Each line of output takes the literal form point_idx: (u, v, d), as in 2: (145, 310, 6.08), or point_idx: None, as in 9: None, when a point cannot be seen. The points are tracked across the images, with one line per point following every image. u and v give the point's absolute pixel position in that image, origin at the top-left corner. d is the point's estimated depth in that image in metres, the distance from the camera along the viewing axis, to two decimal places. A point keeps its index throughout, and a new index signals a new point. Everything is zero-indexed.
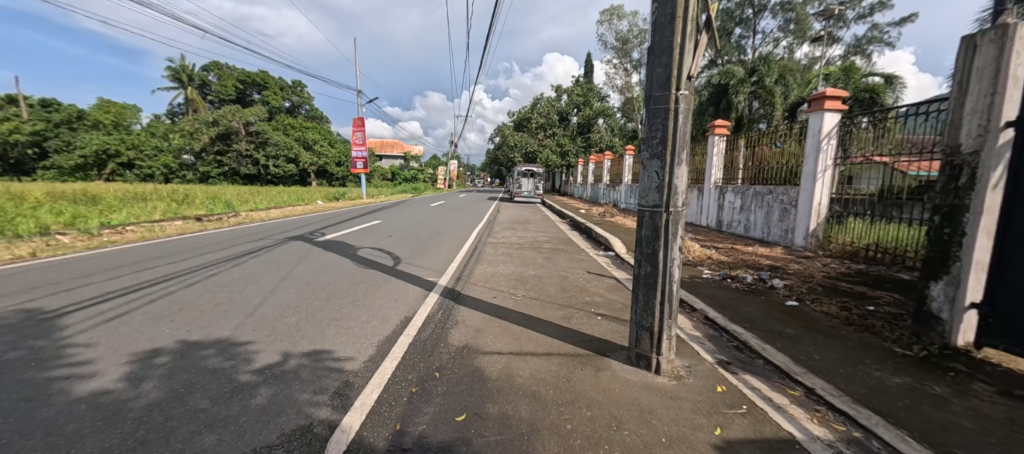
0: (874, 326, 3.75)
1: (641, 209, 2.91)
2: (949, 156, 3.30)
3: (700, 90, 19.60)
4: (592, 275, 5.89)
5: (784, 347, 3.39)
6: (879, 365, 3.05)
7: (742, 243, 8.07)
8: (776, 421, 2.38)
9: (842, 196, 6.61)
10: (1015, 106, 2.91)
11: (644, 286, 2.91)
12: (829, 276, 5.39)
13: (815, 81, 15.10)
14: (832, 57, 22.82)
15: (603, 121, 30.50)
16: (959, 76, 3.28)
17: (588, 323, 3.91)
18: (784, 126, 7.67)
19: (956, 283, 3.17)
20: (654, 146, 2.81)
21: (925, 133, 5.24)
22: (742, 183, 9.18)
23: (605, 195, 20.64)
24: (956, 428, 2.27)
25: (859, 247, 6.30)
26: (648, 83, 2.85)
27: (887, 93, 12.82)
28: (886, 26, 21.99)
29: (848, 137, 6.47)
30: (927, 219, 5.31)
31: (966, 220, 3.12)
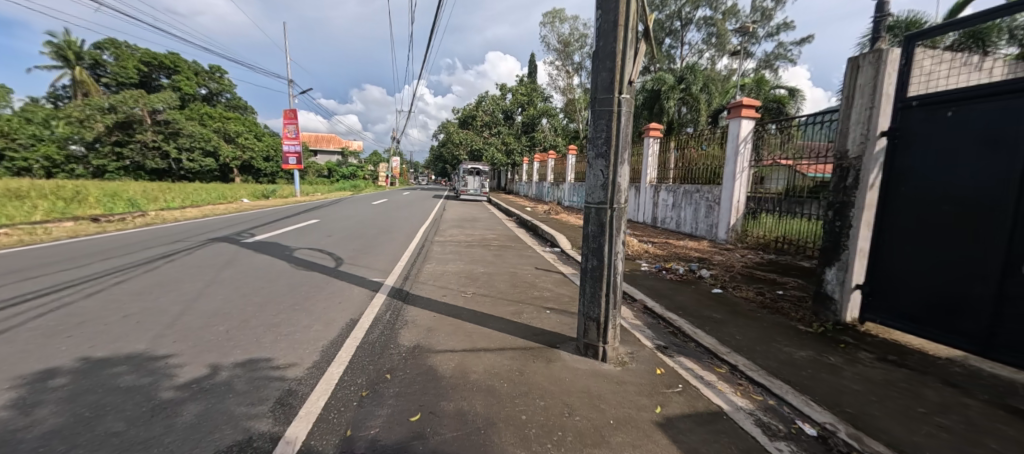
0: (783, 307, 4.30)
1: (587, 206, 3.06)
2: (839, 161, 3.87)
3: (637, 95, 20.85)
4: (540, 270, 6.05)
5: (712, 330, 3.75)
6: (788, 341, 3.51)
7: (673, 238, 8.77)
8: (707, 396, 2.65)
9: (755, 194, 7.46)
10: (887, 119, 3.49)
11: (591, 279, 3.07)
12: (746, 265, 6.08)
13: (733, 90, 16.81)
14: (747, 70, 25.44)
15: (547, 120, 31.24)
16: (845, 92, 3.83)
17: (537, 317, 4.03)
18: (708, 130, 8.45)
19: (845, 268, 3.73)
20: (599, 146, 2.95)
21: (821, 140, 6.10)
22: (673, 182, 9.97)
23: (549, 193, 21.19)
24: (846, 390, 2.70)
25: (769, 240, 7.14)
26: (592, 86, 2.99)
27: (790, 103, 14.64)
28: (789, 45, 24.98)
29: (760, 142, 7.29)
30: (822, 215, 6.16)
31: (852, 215, 3.68)
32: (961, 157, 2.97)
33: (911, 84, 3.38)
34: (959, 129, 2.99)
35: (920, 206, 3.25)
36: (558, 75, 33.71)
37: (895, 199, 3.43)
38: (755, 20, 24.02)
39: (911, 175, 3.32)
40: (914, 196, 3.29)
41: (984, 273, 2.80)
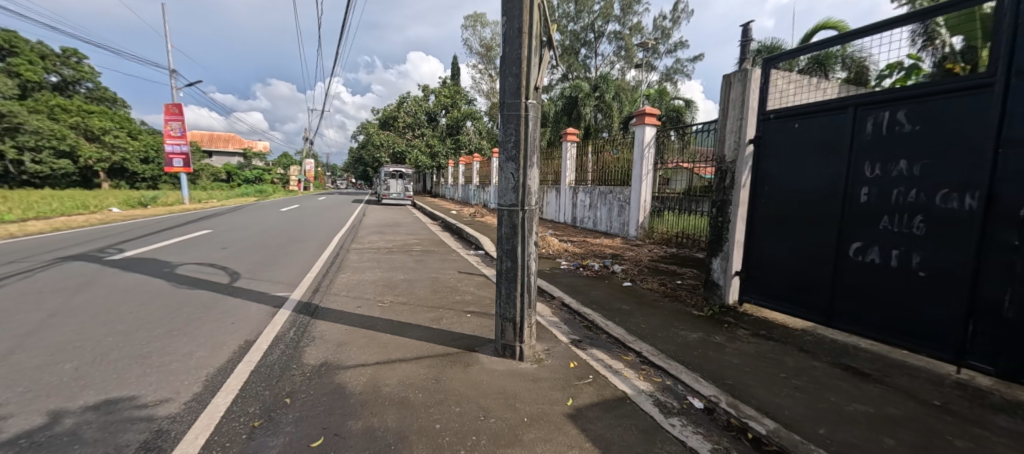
0: (680, 295, 4.80)
1: (500, 208, 3.10)
2: (719, 164, 4.41)
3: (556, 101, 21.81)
4: (462, 274, 6.01)
5: (621, 321, 4.04)
6: (684, 326, 3.91)
7: (591, 236, 9.33)
8: (614, 383, 2.83)
9: (660, 194, 8.23)
10: (753, 128, 4.07)
11: (506, 280, 3.11)
12: (652, 259, 6.68)
13: (638, 100, 18.44)
14: (651, 82, 28.10)
15: (472, 123, 31.22)
16: (722, 104, 4.38)
17: (458, 322, 3.98)
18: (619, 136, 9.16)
19: (726, 258, 4.26)
20: (509, 149, 3.01)
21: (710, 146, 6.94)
22: (590, 184, 10.59)
23: (475, 196, 21.21)
24: (727, 364, 3.09)
25: (671, 235, 7.94)
26: (500, 90, 3.05)
27: (686, 112, 16.49)
28: (686, 61, 28.13)
29: (662, 147, 8.07)
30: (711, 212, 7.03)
31: (730, 211, 4.22)
32: (806, 161, 3.58)
33: (770, 99, 3.97)
34: (803, 138, 3.61)
35: (779, 203, 3.83)
36: (482, 78, 33.94)
37: (761, 197, 4.02)
38: (656, 37, 26.65)
39: (772, 177, 3.91)
40: (775, 194, 3.87)
41: (825, 256, 3.41)
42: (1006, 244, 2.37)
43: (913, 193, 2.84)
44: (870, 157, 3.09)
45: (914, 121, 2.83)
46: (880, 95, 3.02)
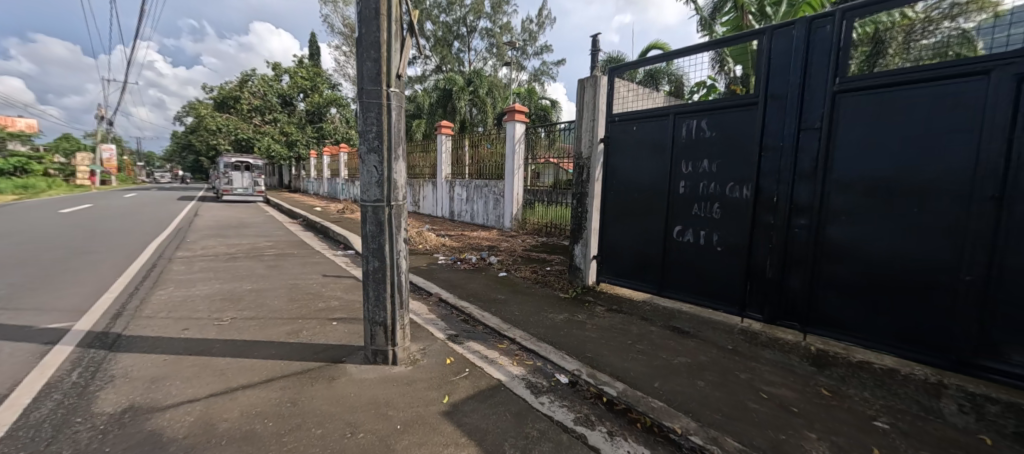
0: (550, 281, 5.23)
1: (363, 205, 2.85)
2: (577, 160, 4.87)
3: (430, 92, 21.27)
4: (328, 277, 5.41)
5: (496, 310, 4.19)
6: (552, 309, 4.27)
7: (468, 229, 9.46)
8: (489, 373, 2.91)
9: (532, 188, 8.77)
10: (603, 129, 4.61)
11: (374, 282, 2.89)
12: (525, 249, 7.13)
13: (509, 97, 19.29)
14: (521, 81, 29.75)
15: (337, 110, 28.11)
16: (578, 105, 4.82)
17: (321, 332, 3.56)
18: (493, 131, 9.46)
19: (586, 244, 4.78)
20: (370, 141, 2.77)
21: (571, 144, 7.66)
22: (467, 177, 10.68)
23: (345, 191, 19.37)
24: (587, 339, 3.49)
25: (541, 225, 8.60)
26: (357, 74, 2.77)
27: (552, 112, 17.96)
28: (550, 65, 30.61)
29: (531, 143, 8.61)
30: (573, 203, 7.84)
31: (587, 203, 4.74)
32: (641, 159, 4.23)
33: (616, 104, 4.55)
34: (639, 140, 4.25)
35: (624, 194, 4.44)
36: (347, 61, 30.88)
37: (609, 190, 4.61)
38: (524, 39, 28.29)
39: (617, 172, 4.51)
40: (620, 187, 4.47)
41: (657, 239, 4.10)
42: (767, 223, 3.24)
43: (711, 186, 3.62)
44: (685, 157, 3.82)
45: (711, 129, 3.60)
46: (690, 106, 3.74)
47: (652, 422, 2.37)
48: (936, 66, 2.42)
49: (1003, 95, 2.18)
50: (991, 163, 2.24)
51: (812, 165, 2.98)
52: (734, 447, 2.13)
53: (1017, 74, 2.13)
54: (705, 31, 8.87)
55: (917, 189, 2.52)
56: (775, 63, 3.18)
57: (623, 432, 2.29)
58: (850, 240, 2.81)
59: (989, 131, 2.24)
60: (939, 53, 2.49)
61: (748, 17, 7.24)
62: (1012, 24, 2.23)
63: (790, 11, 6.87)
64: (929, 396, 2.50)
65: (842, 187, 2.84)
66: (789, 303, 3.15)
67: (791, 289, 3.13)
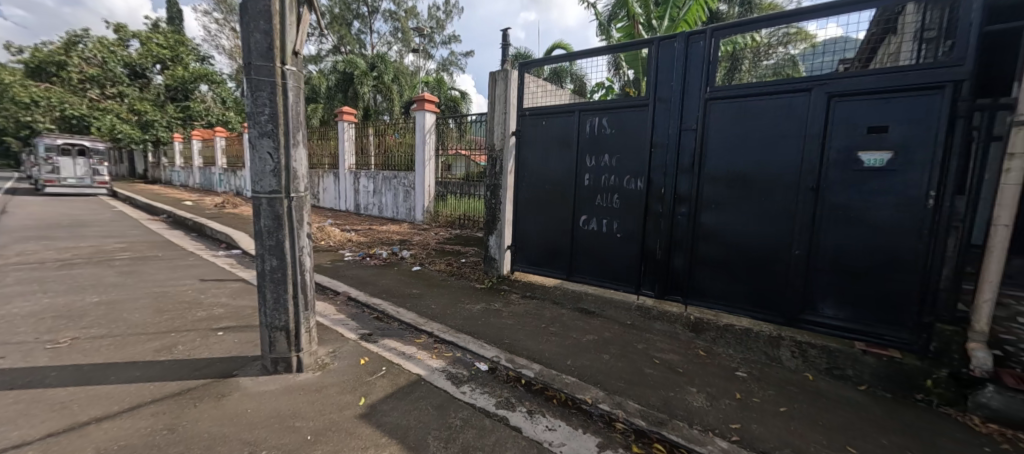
0: (465, 272, 5.27)
1: (255, 197, 2.52)
2: (490, 152, 4.93)
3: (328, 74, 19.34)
4: (207, 282, 4.65)
5: (412, 305, 4.08)
6: (469, 300, 4.32)
7: (377, 223, 8.97)
8: (408, 369, 2.84)
9: (444, 180, 8.68)
10: (514, 122, 4.72)
11: (271, 283, 2.59)
12: (439, 241, 7.03)
13: (417, 86, 18.54)
14: (430, 70, 28.82)
15: (207, 88, 23.30)
16: (490, 98, 4.85)
17: (203, 345, 3.06)
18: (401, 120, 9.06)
19: (500, 235, 4.88)
20: (263, 124, 2.46)
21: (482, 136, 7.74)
22: (374, 168, 10.05)
23: (223, 182, 16.66)
24: (505, 326, 3.62)
25: (454, 217, 8.56)
26: (241, 44, 2.40)
27: (462, 103, 17.78)
28: (459, 56, 30.21)
29: (442, 134, 8.47)
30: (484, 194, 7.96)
31: (501, 194, 4.84)
32: (550, 153, 4.48)
33: (525, 99, 4.70)
34: (548, 134, 4.48)
35: (534, 186, 4.66)
36: (220, 30, 26.31)
37: (521, 182, 4.77)
38: (431, 26, 27.38)
39: (528, 165, 4.69)
40: (531, 179, 4.67)
41: (566, 228, 4.42)
42: (657, 211, 3.73)
43: (612, 178, 4.02)
44: (589, 151, 4.17)
45: (612, 127, 3.98)
46: (593, 104, 4.07)
47: (566, 397, 2.59)
48: (776, 83, 3.10)
49: (819, 109, 2.93)
50: (811, 160, 2.98)
51: (690, 161, 3.51)
52: (635, 408, 2.46)
53: (828, 94, 2.89)
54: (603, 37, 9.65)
55: (764, 181, 3.20)
56: (660, 70, 3.63)
57: (542, 409, 2.46)
58: (718, 223, 3.41)
59: (809, 136, 2.98)
60: (775, 73, 3.22)
61: (637, 27, 8.05)
62: (824, 54, 3.00)
63: (671, 26, 7.85)
64: (771, 347, 3.19)
65: (712, 179, 3.42)
66: (674, 279, 3.69)
67: (676, 267, 3.67)
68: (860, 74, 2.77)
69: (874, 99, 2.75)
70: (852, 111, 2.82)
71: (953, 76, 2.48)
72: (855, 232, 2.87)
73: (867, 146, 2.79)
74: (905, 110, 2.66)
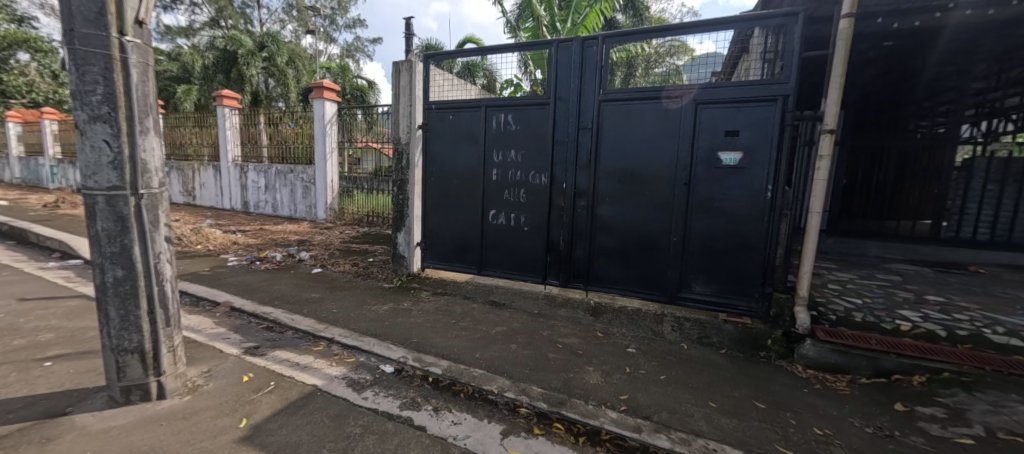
0: (373, 272, 5.01)
1: (87, 194, 2.06)
2: (395, 145, 4.72)
3: (203, 51, 16.58)
4: (29, 302, 3.70)
5: (310, 311, 3.75)
6: (375, 301, 4.12)
7: (270, 223, 8.04)
8: (302, 381, 2.61)
9: (350, 175, 8.15)
10: (420, 115, 4.57)
11: (116, 297, 2.15)
12: (344, 241, 6.57)
13: (317, 71, 16.89)
14: (332, 55, 26.48)
15: (29, 57, 18.36)
16: (393, 88, 4.61)
17: (19, 380, 2.43)
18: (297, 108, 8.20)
19: (409, 232, 4.74)
20: (94, 105, 2.01)
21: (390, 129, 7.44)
22: (266, 162, 8.97)
23: (56, 176, 13.35)
24: (413, 326, 3.53)
25: (361, 214, 8.11)
26: (60, 5, 1.92)
27: (369, 93, 16.61)
28: (366, 42, 28.25)
29: (344, 126, 7.92)
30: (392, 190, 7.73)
31: (408, 189, 4.68)
32: (459, 147, 4.45)
33: (431, 92, 4.58)
34: (455, 128, 4.44)
35: (443, 181, 4.58)
36: None
37: (429, 176, 4.67)
38: (333, 6, 25.09)
39: (437, 160, 4.61)
40: (440, 174, 4.59)
41: (476, 222, 4.44)
42: (560, 205, 3.95)
43: (518, 174, 4.14)
44: (496, 147, 4.23)
45: (516, 123, 4.09)
46: (499, 100, 4.13)
47: (474, 390, 2.62)
48: (657, 89, 3.46)
49: (689, 114, 3.37)
50: (684, 158, 3.42)
51: (587, 158, 3.78)
52: (538, 392, 2.59)
53: (695, 101, 3.33)
54: (510, 34, 9.90)
55: (648, 177, 3.58)
56: (560, 70, 3.81)
57: (448, 405, 2.45)
58: (612, 215, 3.73)
59: (682, 137, 3.40)
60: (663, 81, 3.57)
61: (541, 29, 8.51)
62: (703, 65, 3.39)
63: (571, 30, 8.36)
64: (656, 323, 3.55)
65: (606, 175, 3.73)
66: (575, 268, 3.96)
67: (577, 256, 3.94)
68: (720, 85, 3.24)
69: (729, 107, 3.25)
70: (714, 116, 3.30)
71: (782, 92, 3.05)
72: (717, 220, 3.38)
73: (724, 147, 3.28)
74: (752, 117, 3.19)
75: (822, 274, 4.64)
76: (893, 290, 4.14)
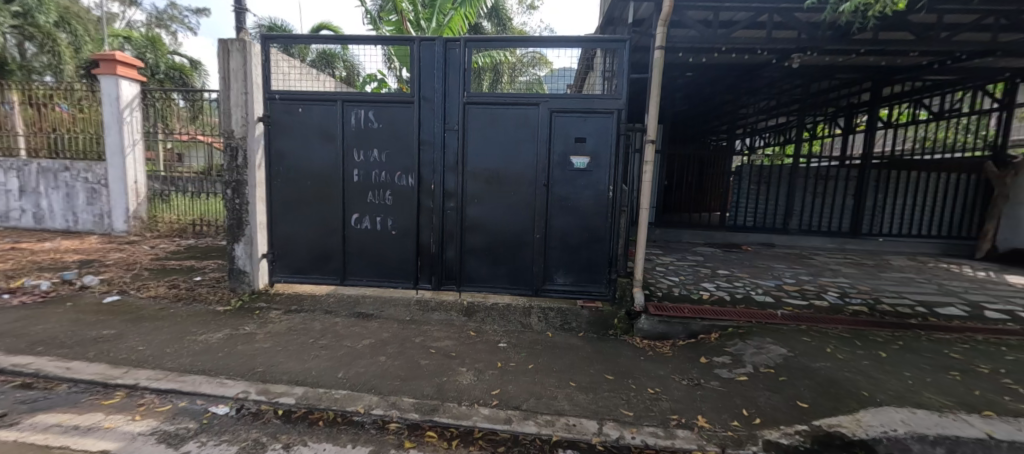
0: (201, 294, 4.10)
1: None
2: (226, 139, 3.90)
3: None
4: None
5: (98, 353, 2.85)
6: (204, 329, 3.39)
7: (29, 240, 5.86)
8: (83, 446, 1.91)
9: (170, 174, 6.61)
10: (260, 106, 3.91)
11: None
12: (158, 258, 5.22)
13: (107, 39, 12.87)
14: (132, 20, 20.60)
15: None
16: (219, 71, 3.80)
17: None
18: (72, 84, 6.19)
19: (251, 242, 4.01)
20: None
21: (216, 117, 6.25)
22: (19, 156, 6.52)
23: None
24: (257, 353, 3.01)
25: (184, 224, 6.67)
26: None
27: (192, 76, 12.51)
28: (186, 10, 22.81)
29: (152, 112, 6.40)
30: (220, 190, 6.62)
31: (247, 192, 3.94)
32: (311, 144, 3.96)
33: (274, 79, 3.96)
34: (306, 123, 3.94)
35: (295, 183, 4.04)
36: None
37: (276, 177, 4.04)
38: None
39: (285, 158, 4.02)
40: (290, 174, 4.02)
41: (336, 228, 4.03)
42: (429, 207, 3.88)
43: (384, 175, 3.92)
44: (356, 145, 3.91)
45: (379, 121, 3.85)
46: (358, 95, 3.81)
47: (336, 414, 2.35)
48: (518, 95, 3.67)
49: (545, 121, 3.67)
50: (542, 162, 3.71)
51: (455, 159, 3.80)
52: (409, 403, 2.47)
53: (551, 109, 3.65)
54: (372, 27, 9.16)
55: (513, 178, 3.79)
56: (423, 69, 3.72)
57: (302, 437, 2.11)
58: (481, 215, 3.84)
59: (541, 142, 3.69)
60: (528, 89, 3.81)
61: (406, 25, 8.15)
62: (560, 77, 3.73)
63: (437, 30, 8.27)
64: (525, 316, 3.80)
65: (473, 176, 3.81)
66: (448, 270, 3.96)
67: (450, 257, 3.94)
68: (570, 96, 3.62)
69: (577, 116, 3.66)
70: (566, 124, 3.68)
71: (616, 106, 3.59)
72: (572, 217, 3.78)
73: (575, 152, 3.69)
74: (596, 127, 3.66)
75: (653, 259, 5.64)
76: (698, 268, 5.29)
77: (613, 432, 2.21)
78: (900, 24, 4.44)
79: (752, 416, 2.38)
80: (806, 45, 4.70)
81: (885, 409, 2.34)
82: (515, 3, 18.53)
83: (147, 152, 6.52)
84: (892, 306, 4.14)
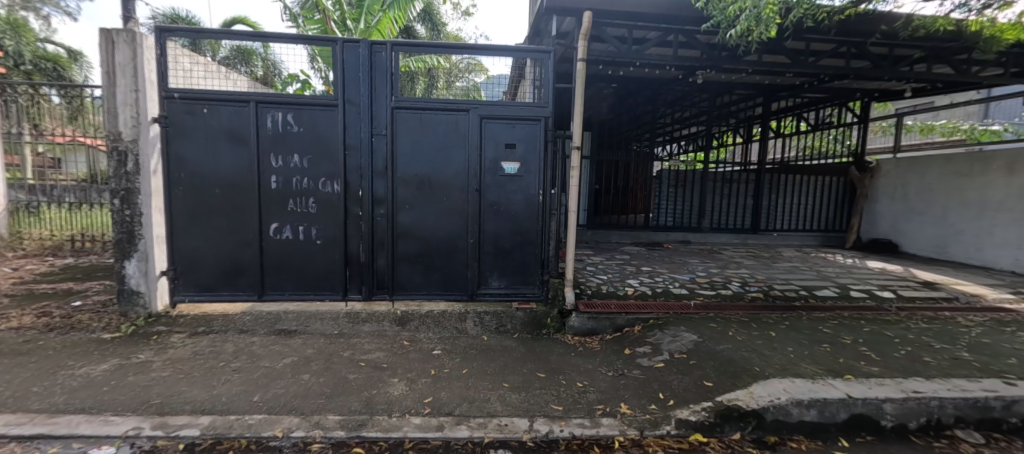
0: (81, 320, 3.54)
1: None
2: (111, 143, 3.40)
3: None
4: None
5: None
6: (85, 361, 2.93)
7: None
8: None
9: (42, 182, 5.63)
10: (155, 105, 3.48)
11: None
12: (23, 281, 4.41)
13: None
14: None
15: None
16: (101, 64, 3.32)
17: None
18: None
19: (145, 258, 3.53)
20: None
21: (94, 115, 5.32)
22: None
23: None
24: (153, 383, 2.66)
25: (60, 240, 5.83)
26: None
27: (70, 68, 10.90)
28: None
29: (18, 111, 5.46)
30: (105, 201, 5.74)
31: (139, 202, 3.47)
32: (220, 148, 3.61)
33: (173, 76, 3.55)
34: (212, 124, 3.58)
35: (201, 191, 3.65)
36: None
37: (176, 184, 3.62)
38: None
39: (188, 163, 3.62)
40: (194, 181, 3.63)
41: (251, 239, 3.71)
42: (356, 214, 3.73)
43: (306, 182, 3.70)
44: (273, 150, 3.65)
45: (299, 124, 3.63)
46: (274, 96, 3.56)
47: (249, 441, 2.15)
48: (448, 101, 3.69)
49: (476, 127, 3.72)
50: (473, 167, 3.76)
51: (383, 164, 3.70)
52: (335, 420, 2.35)
53: (480, 116, 3.72)
54: (293, 24, 8.61)
55: (444, 183, 3.78)
56: (348, 71, 3.58)
57: None
58: (412, 222, 3.78)
59: (472, 147, 3.73)
60: (464, 96, 3.79)
61: (332, 25, 7.77)
62: (496, 85, 3.80)
63: (365, 31, 7.97)
64: (460, 321, 3.80)
65: (403, 182, 3.73)
66: (378, 279, 3.82)
67: (380, 265, 3.81)
68: (499, 104, 3.72)
69: (506, 124, 3.76)
70: (496, 130, 3.76)
71: (543, 114, 3.76)
72: (504, 221, 3.86)
73: (506, 158, 3.79)
74: (525, 133, 3.79)
75: (584, 260, 5.95)
76: (624, 266, 5.68)
77: (543, 427, 2.29)
78: (779, 48, 5.18)
79: (667, 399, 2.62)
80: (707, 63, 5.29)
81: (773, 382, 2.69)
82: (450, 9, 18.45)
83: (8, 157, 5.53)
84: (781, 292, 4.79)
